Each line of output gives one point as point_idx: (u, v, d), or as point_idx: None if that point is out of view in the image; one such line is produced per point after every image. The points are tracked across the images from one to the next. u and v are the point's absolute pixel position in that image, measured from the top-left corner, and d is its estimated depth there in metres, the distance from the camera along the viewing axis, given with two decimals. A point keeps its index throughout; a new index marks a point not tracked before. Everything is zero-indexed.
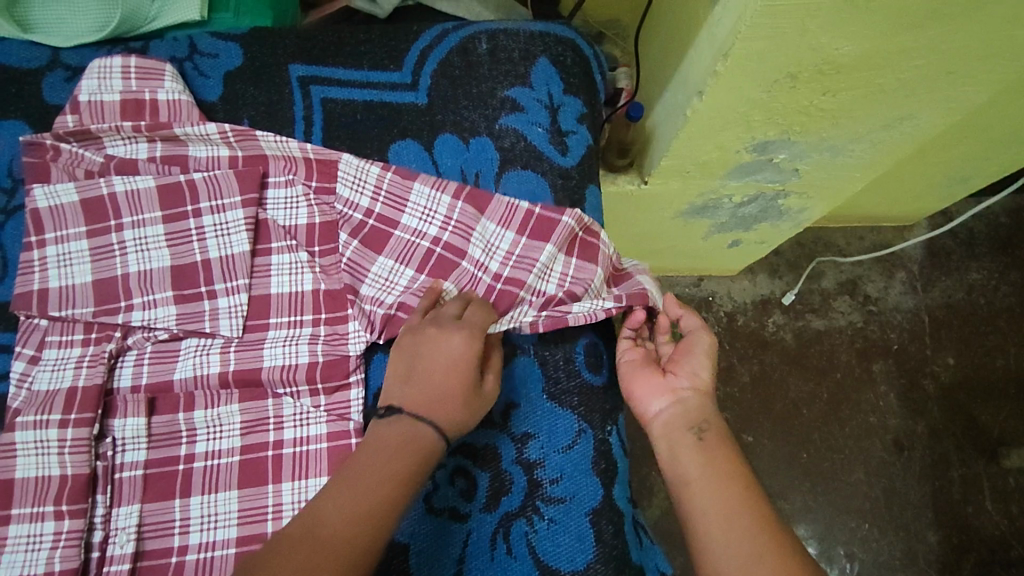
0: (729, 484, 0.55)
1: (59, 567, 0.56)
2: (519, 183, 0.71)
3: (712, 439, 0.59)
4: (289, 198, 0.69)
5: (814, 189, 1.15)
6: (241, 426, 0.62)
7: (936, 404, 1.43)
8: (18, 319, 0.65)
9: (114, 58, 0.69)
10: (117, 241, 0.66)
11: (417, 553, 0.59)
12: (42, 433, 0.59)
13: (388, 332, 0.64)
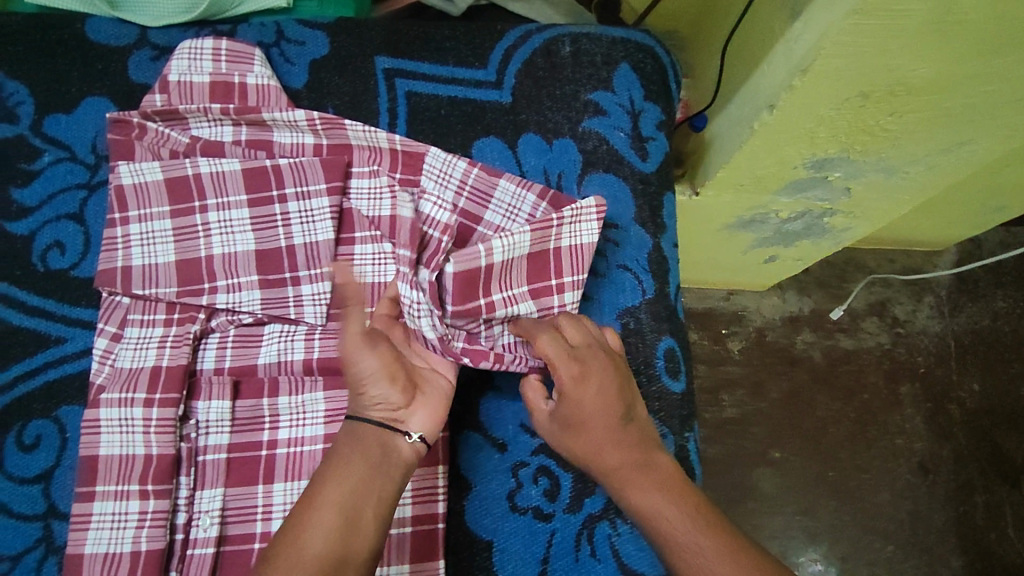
0: (679, 522, 0.53)
1: (146, 547, 0.56)
2: (601, 187, 0.71)
3: (634, 486, 0.55)
4: (373, 189, 0.68)
5: (861, 208, 1.16)
6: (324, 414, 0.61)
7: (961, 428, 1.43)
8: (101, 296, 0.65)
9: (205, 40, 0.68)
10: (202, 222, 0.66)
11: (501, 550, 0.60)
12: (127, 412, 0.59)
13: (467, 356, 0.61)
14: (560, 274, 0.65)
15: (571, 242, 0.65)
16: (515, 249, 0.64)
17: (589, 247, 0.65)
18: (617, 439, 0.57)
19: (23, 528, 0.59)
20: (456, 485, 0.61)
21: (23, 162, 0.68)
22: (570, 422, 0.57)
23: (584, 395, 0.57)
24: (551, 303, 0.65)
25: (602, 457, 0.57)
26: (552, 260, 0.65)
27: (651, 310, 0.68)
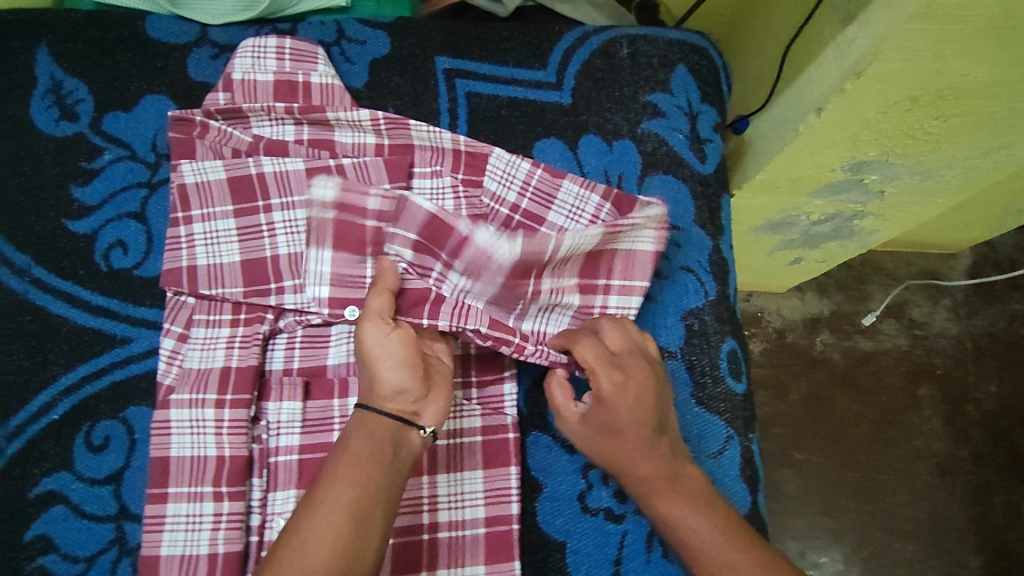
0: (712, 537, 0.53)
1: (223, 549, 0.56)
2: (661, 188, 0.71)
3: (667, 498, 0.55)
4: (435, 189, 0.69)
5: (892, 211, 1.16)
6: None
7: (979, 429, 1.44)
8: (165, 296, 0.64)
9: (268, 38, 0.67)
10: (266, 222, 0.66)
11: (573, 552, 0.60)
12: (198, 413, 0.59)
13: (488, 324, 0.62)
14: (608, 277, 0.65)
15: (629, 249, 0.65)
16: (582, 241, 0.62)
17: (642, 259, 0.65)
18: (654, 450, 0.56)
19: (94, 530, 0.59)
20: (527, 487, 0.62)
21: (83, 160, 0.67)
22: (604, 429, 0.57)
23: (621, 405, 0.55)
24: (595, 299, 0.65)
25: (636, 467, 0.56)
26: (603, 263, 0.65)
27: (713, 312, 0.68)
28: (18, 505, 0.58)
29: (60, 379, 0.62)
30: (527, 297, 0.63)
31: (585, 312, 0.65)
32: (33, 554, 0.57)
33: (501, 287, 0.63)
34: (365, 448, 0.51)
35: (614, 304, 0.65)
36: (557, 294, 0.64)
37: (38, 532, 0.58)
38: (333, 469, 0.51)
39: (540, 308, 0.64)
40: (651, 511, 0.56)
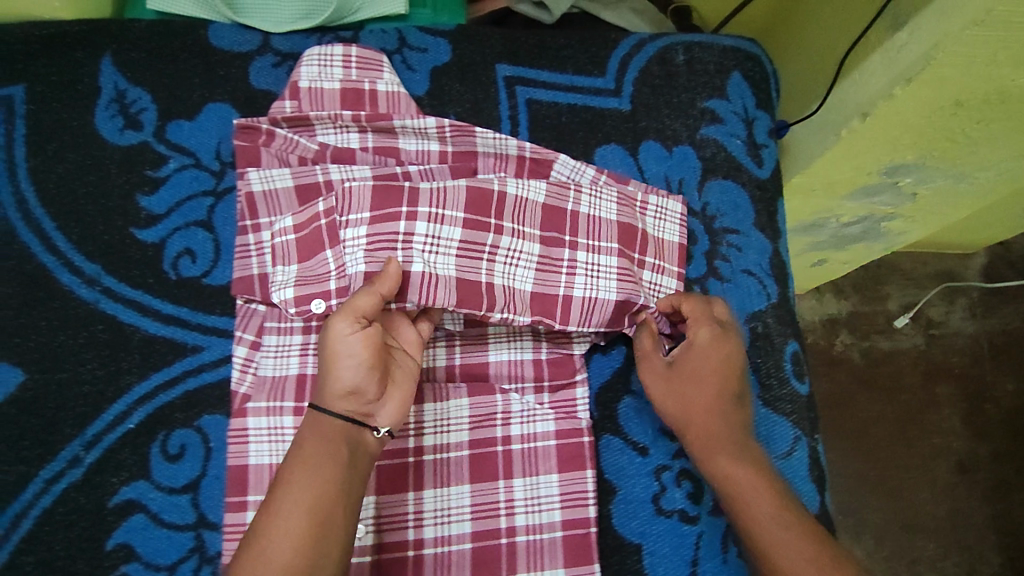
0: (769, 500, 0.54)
1: None
2: (721, 193, 0.72)
3: (727, 458, 0.57)
4: None
5: (921, 213, 1.18)
6: (470, 420, 0.62)
7: (998, 427, 1.45)
8: (235, 304, 0.65)
9: (335, 46, 0.68)
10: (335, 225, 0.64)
11: (650, 553, 0.61)
12: (277, 421, 0.60)
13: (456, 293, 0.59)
14: (575, 233, 0.64)
15: (589, 211, 0.66)
16: (530, 195, 0.64)
17: (606, 220, 0.66)
18: (724, 411, 0.58)
19: (174, 538, 0.59)
20: (601, 490, 0.62)
21: (148, 169, 0.68)
22: (682, 381, 0.59)
23: (708, 359, 0.60)
24: (564, 258, 0.63)
25: (701, 421, 0.58)
26: (569, 221, 0.65)
27: (775, 314, 0.69)
28: (98, 514, 0.58)
29: (135, 388, 0.62)
30: (485, 249, 0.61)
31: (553, 268, 0.63)
32: (115, 563, 0.57)
33: (460, 244, 0.60)
34: (321, 451, 0.51)
35: (584, 261, 0.64)
36: (518, 246, 0.62)
37: (119, 541, 0.58)
38: (286, 488, 0.50)
39: (508, 260, 0.61)
40: (709, 464, 0.57)
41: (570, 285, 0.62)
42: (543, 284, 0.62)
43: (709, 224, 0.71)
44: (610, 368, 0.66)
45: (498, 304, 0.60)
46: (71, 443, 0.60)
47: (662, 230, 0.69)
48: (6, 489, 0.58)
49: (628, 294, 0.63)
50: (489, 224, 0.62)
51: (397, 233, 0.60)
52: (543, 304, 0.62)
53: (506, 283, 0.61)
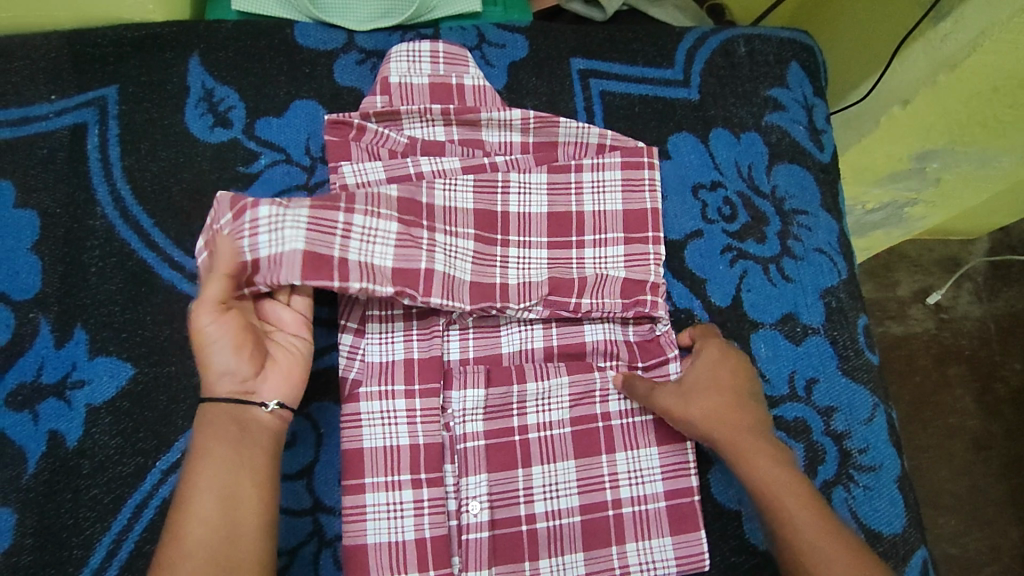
0: (801, 503, 0.55)
1: (430, 533, 0.58)
2: (788, 176, 0.75)
3: (758, 460, 0.57)
4: (524, 183, 0.68)
5: (942, 199, 1.17)
6: (570, 398, 0.64)
7: (1009, 406, 1.33)
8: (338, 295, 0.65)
9: (422, 42, 0.71)
10: (344, 221, 0.60)
11: (748, 518, 0.63)
12: (389, 404, 0.61)
13: (311, 269, 0.58)
14: (431, 218, 0.64)
15: (594, 207, 0.69)
16: (532, 196, 0.68)
17: (611, 212, 0.69)
18: (749, 410, 0.59)
19: (292, 523, 0.59)
20: (698, 461, 0.65)
21: (240, 166, 0.69)
22: (707, 384, 0.60)
23: (725, 365, 0.62)
24: (571, 256, 0.68)
25: (728, 424, 0.58)
26: (424, 209, 0.63)
27: (847, 289, 0.73)
28: None
29: None
30: (337, 228, 0.59)
31: (413, 246, 0.62)
32: None
33: (309, 219, 0.59)
34: (224, 444, 0.53)
35: (591, 257, 0.68)
36: (373, 225, 0.61)
37: None
38: (188, 493, 0.51)
39: (518, 265, 0.66)
40: (741, 466, 0.57)
41: (430, 260, 0.62)
42: (403, 258, 0.61)
43: (780, 205, 0.74)
44: None
45: (353, 277, 0.59)
46: (183, 434, 0.61)
47: (604, 201, 0.69)
48: (125, 481, 0.59)
49: (482, 275, 0.65)
50: (494, 239, 0.66)
51: (241, 218, 0.58)
52: (406, 276, 0.61)
53: (521, 280, 0.66)
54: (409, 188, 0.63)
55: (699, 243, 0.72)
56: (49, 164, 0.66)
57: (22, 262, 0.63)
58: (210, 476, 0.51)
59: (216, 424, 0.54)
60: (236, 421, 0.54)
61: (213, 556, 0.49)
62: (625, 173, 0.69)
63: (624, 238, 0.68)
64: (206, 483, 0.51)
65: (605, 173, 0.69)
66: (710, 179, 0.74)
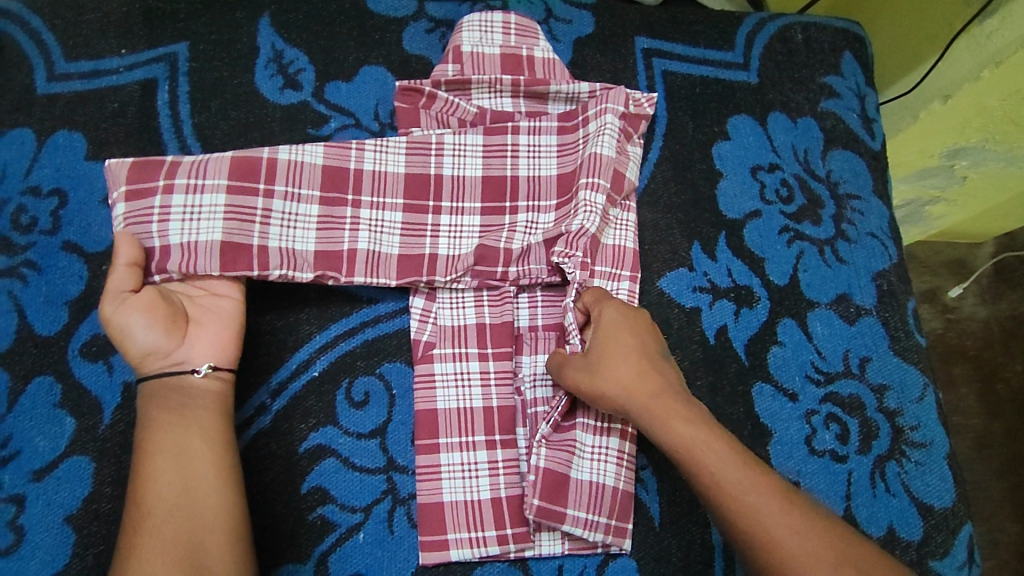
0: (724, 458, 0.50)
1: (505, 493, 0.60)
2: (842, 162, 0.77)
3: (676, 421, 0.52)
4: (458, 146, 0.68)
5: (968, 199, 1.06)
6: None
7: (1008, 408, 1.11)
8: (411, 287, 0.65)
9: (495, 13, 0.72)
10: (262, 208, 0.61)
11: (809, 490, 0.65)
12: (463, 365, 0.62)
13: (228, 261, 0.59)
14: (357, 190, 0.64)
15: (529, 171, 0.68)
16: (466, 165, 0.68)
17: (546, 176, 0.68)
18: (656, 374, 0.55)
19: (367, 481, 0.59)
20: (758, 433, 0.66)
21: (311, 128, 0.69)
22: (613, 351, 0.56)
23: (624, 329, 0.58)
24: (504, 221, 0.67)
25: (635, 390, 0.54)
26: (350, 178, 0.64)
27: (897, 273, 0.74)
28: (290, 459, 0.59)
29: (315, 337, 0.63)
30: (256, 215, 0.61)
31: (335, 225, 0.63)
32: (312, 506, 0.58)
33: (226, 210, 0.60)
34: (165, 416, 0.54)
35: (523, 222, 0.67)
36: (293, 209, 0.62)
37: (314, 484, 0.58)
38: (141, 469, 0.52)
39: (450, 234, 0.66)
40: (659, 433, 0.53)
41: (354, 239, 0.63)
42: (326, 241, 0.63)
43: (834, 189, 0.76)
44: (756, 321, 0.69)
45: (274, 263, 0.61)
46: (258, 392, 0.61)
47: (539, 166, 0.68)
48: None
49: (412, 247, 0.65)
50: (425, 205, 0.66)
51: (153, 208, 0.59)
52: (328, 259, 0.62)
53: (450, 251, 0.65)
54: (336, 151, 0.65)
55: (758, 223, 0.73)
56: (120, 118, 0.67)
57: (96, 215, 0.63)
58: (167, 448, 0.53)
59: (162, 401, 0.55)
60: (175, 395, 0.55)
61: (178, 518, 0.50)
62: (560, 138, 0.69)
63: (557, 203, 0.67)
64: (161, 452, 0.53)
65: (541, 137, 0.69)
66: (768, 161, 0.76)
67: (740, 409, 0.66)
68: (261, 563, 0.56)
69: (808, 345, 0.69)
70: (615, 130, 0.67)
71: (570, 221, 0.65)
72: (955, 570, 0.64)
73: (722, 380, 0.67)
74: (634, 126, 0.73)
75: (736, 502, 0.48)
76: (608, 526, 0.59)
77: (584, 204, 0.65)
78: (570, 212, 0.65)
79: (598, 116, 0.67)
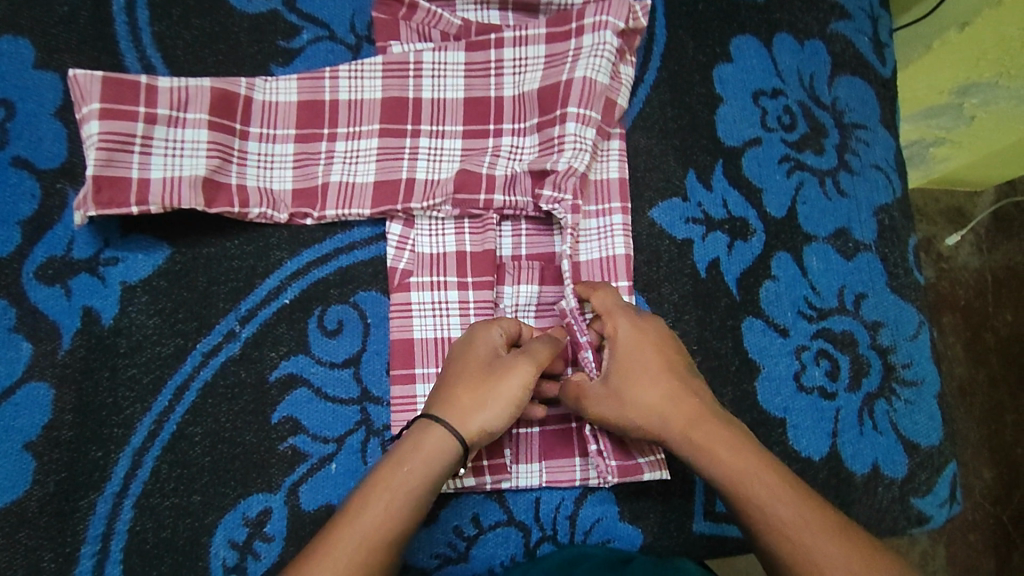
0: (769, 485, 0.49)
1: None
2: (849, 89, 0.72)
3: (717, 444, 0.51)
4: (437, 65, 0.63)
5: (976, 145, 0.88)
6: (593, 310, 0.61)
7: (991, 360, 0.97)
8: (386, 219, 0.61)
9: None
10: (239, 148, 0.60)
11: (794, 426, 0.63)
12: (441, 295, 0.59)
13: (214, 200, 0.57)
14: (333, 124, 0.62)
15: (514, 90, 0.63)
16: (447, 88, 0.63)
17: (530, 94, 0.63)
18: (690, 394, 0.53)
19: (340, 411, 0.57)
20: (745, 367, 0.64)
21: (281, 40, 0.64)
22: (639, 372, 0.54)
23: (646, 344, 0.54)
24: (487, 144, 0.63)
25: (670, 413, 0.52)
26: (326, 111, 0.62)
27: (900, 207, 0.71)
28: (260, 388, 0.57)
29: (286, 264, 0.60)
30: (233, 154, 0.59)
31: (311, 162, 0.61)
32: (283, 435, 0.56)
33: (209, 145, 0.58)
34: (419, 461, 0.49)
35: (508, 146, 0.63)
36: (269, 150, 0.61)
37: (285, 414, 0.56)
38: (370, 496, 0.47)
39: (429, 156, 0.62)
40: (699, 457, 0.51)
41: (327, 173, 0.61)
42: (302, 178, 0.61)
43: (839, 118, 0.71)
44: (750, 255, 0.66)
45: (253, 202, 0.59)
46: (225, 318, 0.58)
47: (523, 83, 0.63)
48: (164, 361, 0.56)
49: (387, 172, 0.61)
50: (404, 128, 0.62)
51: (135, 135, 0.56)
52: (304, 195, 0.60)
53: (429, 176, 0.61)
54: (310, 84, 0.62)
55: (757, 151, 0.69)
56: (70, 24, 0.61)
57: (48, 129, 0.59)
58: (433, 449, 0.49)
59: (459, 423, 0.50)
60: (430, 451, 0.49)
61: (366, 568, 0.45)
62: (549, 47, 0.63)
63: (538, 122, 0.62)
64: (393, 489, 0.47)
65: (526, 48, 0.63)
66: (772, 86, 0.71)
67: (728, 343, 0.64)
68: (229, 491, 0.54)
69: (803, 280, 0.67)
70: (611, 51, 0.62)
71: (556, 158, 0.60)
72: (936, 508, 0.64)
73: (711, 314, 0.65)
74: (625, 40, 0.66)
75: (788, 540, 0.46)
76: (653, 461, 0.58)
77: (572, 138, 0.60)
78: (555, 144, 0.61)
79: (595, 30, 0.62)
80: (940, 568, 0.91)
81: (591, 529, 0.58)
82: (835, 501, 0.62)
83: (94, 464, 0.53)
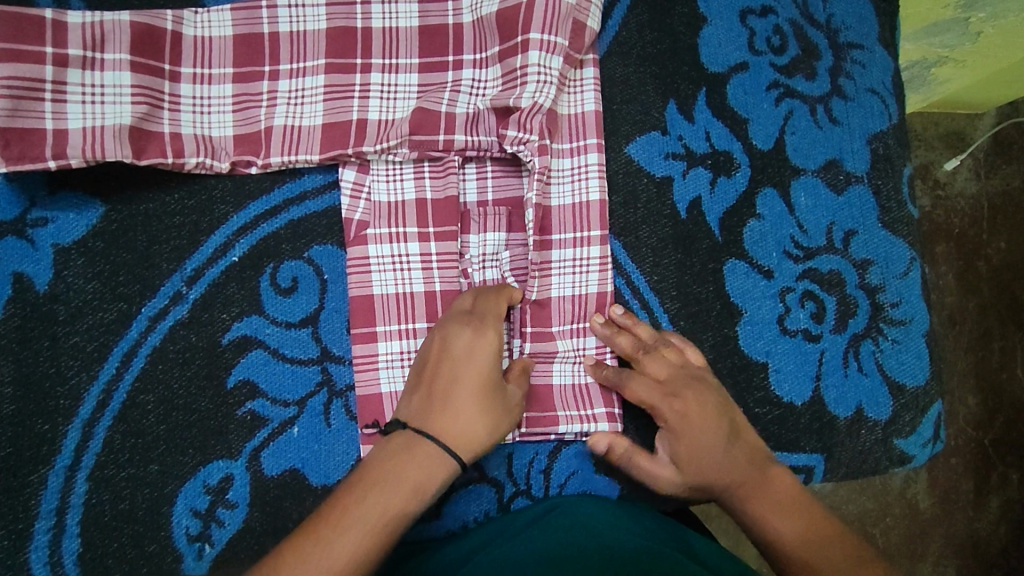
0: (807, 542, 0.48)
1: None
2: (845, 5, 0.66)
3: (767, 505, 0.50)
4: None
5: (981, 63, 0.82)
6: (571, 258, 0.57)
7: (984, 292, 0.95)
8: (337, 162, 0.57)
9: None
10: (170, 92, 0.54)
11: (776, 371, 0.61)
12: (401, 247, 0.55)
13: (146, 150, 0.52)
14: (274, 60, 0.56)
15: (474, 16, 0.57)
16: (400, 15, 0.57)
17: (486, 18, 0.56)
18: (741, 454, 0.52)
19: (298, 372, 0.54)
20: (726, 311, 0.61)
21: None
22: (694, 445, 0.52)
23: (702, 419, 0.52)
24: (447, 78, 0.57)
25: (723, 479, 0.51)
26: (266, 46, 0.56)
27: (896, 135, 0.66)
28: (213, 352, 0.53)
29: (232, 218, 0.55)
30: (163, 99, 0.53)
31: (253, 104, 0.55)
32: (240, 400, 0.53)
33: (134, 89, 0.52)
34: (417, 477, 0.45)
35: (469, 80, 0.57)
36: (204, 92, 0.55)
37: (241, 378, 0.53)
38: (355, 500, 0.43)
39: (382, 94, 0.56)
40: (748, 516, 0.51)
41: (270, 115, 0.55)
42: (244, 122, 0.55)
43: (834, 38, 0.65)
44: (734, 192, 0.62)
45: (189, 151, 0.53)
46: (170, 278, 0.54)
47: (481, 5, 0.57)
48: (108, 328, 0.53)
49: (337, 113, 0.55)
50: (353, 63, 0.56)
51: (45, 80, 0.50)
52: (245, 142, 0.55)
53: (383, 115, 0.56)
54: (245, 15, 0.55)
55: (743, 77, 0.63)
56: None
57: None
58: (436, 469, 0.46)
59: (467, 450, 0.47)
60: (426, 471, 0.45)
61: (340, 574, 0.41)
62: None
63: (498, 52, 0.56)
64: (383, 489, 0.44)
65: None
66: (761, 3, 0.64)
67: (710, 288, 0.61)
68: (188, 460, 0.52)
69: (789, 218, 0.63)
70: None
71: (519, 93, 0.54)
72: (919, 447, 0.63)
73: (692, 257, 0.61)
74: None
75: None
76: (608, 414, 0.56)
77: (535, 70, 0.54)
78: (517, 77, 0.55)
79: None
80: (921, 492, 0.91)
81: (564, 486, 0.57)
82: (817, 445, 0.61)
83: (42, 438, 0.51)
